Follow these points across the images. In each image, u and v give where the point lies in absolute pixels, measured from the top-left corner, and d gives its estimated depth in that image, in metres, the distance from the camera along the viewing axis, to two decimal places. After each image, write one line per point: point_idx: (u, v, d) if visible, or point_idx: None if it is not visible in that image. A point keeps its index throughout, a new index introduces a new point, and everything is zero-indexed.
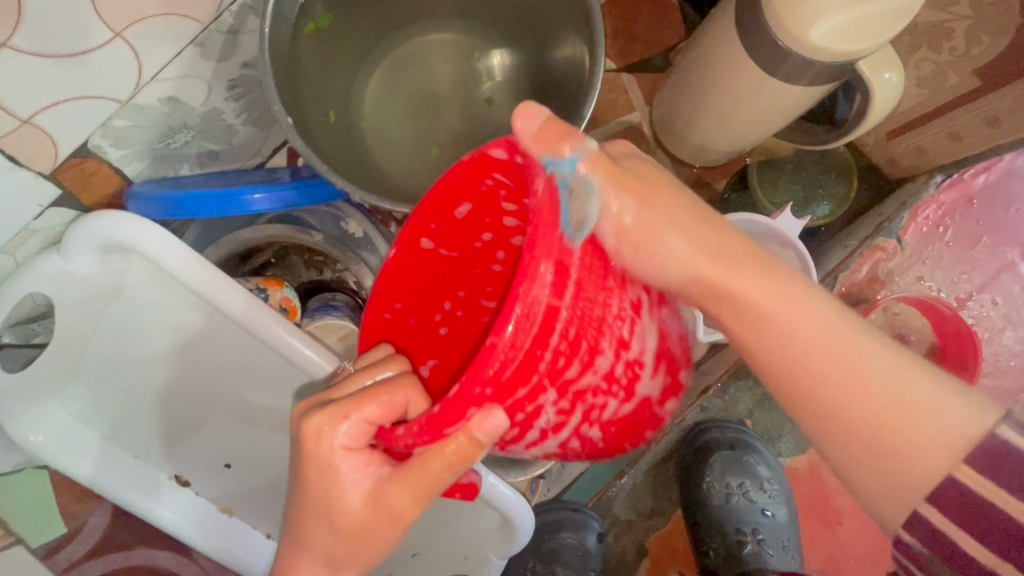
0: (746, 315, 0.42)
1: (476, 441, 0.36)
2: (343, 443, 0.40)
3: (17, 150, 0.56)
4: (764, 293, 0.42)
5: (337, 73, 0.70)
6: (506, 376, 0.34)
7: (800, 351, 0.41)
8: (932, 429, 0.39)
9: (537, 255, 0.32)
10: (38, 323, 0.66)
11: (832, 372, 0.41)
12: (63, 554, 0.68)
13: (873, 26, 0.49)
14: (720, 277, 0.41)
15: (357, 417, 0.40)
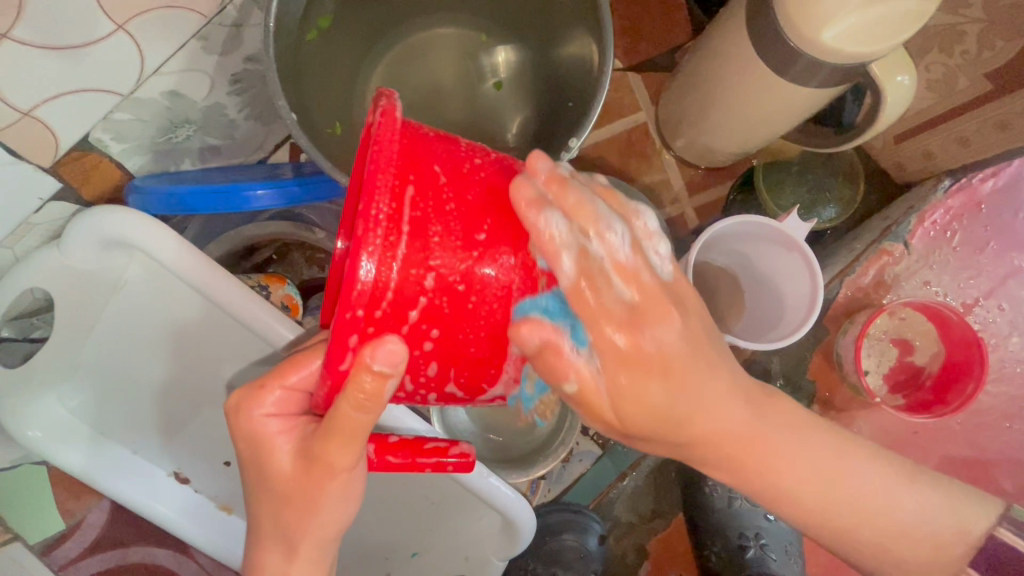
0: (740, 448, 0.47)
1: (381, 374, 0.36)
2: (269, 411, 0.42)
3: (17, 143, 0.56)
4: (756, 422, 0.47)
5: (341, 68, 0.69)
6: (383, 289, 0.35)
7: (783, 492, 0.48)
8: (911, 527, 0.49)
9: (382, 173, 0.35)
10: (36, 318, 0.66)
11: (814, 487, 0.48)
12: (61, 551, 0.68)
13: (888, 27, 0.49)
14: (700, 406, 0.44)
15: (274, 385, 0.42)
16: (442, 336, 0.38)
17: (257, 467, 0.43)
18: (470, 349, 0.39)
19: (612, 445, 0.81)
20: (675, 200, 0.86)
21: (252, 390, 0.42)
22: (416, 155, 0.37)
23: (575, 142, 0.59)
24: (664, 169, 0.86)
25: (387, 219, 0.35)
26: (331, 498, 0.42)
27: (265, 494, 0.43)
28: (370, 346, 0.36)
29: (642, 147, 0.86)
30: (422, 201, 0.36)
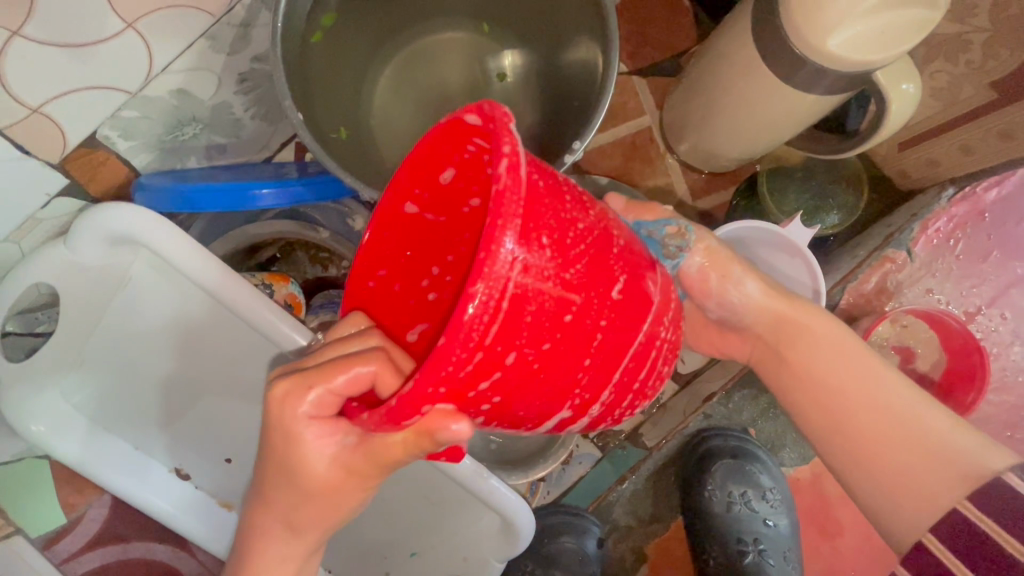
0: (771, 325, 0.55)
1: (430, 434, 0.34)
2: (308, 413, 0.38)
3: (26, 139, 0.56)
4: (794, 314, 0.54)
5: (348, 68, 0.69)
6: (486, 330, 0.31)
7: (811, 377, 0.53)
8: (930, 448, 0.47)
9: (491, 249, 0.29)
10: (40, 313, 0.67)
11: (836, 379, 0.52)
12: (62, 546, 0.67)
13: (893, 36, 0.49)
14: (785, 316, 0.54)
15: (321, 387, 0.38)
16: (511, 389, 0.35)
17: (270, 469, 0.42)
18: (520, 412, 0.38)
19: (611, 447, 0.82)
20: (678, 204, 0.86)
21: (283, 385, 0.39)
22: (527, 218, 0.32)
23: (580, 145, 0.59)
24: (667, 173, 0.86)
25: (491, 300, 0.30)
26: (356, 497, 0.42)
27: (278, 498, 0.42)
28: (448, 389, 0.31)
29: (646, 151, 0.86)
30: (533, 243, 0.32)
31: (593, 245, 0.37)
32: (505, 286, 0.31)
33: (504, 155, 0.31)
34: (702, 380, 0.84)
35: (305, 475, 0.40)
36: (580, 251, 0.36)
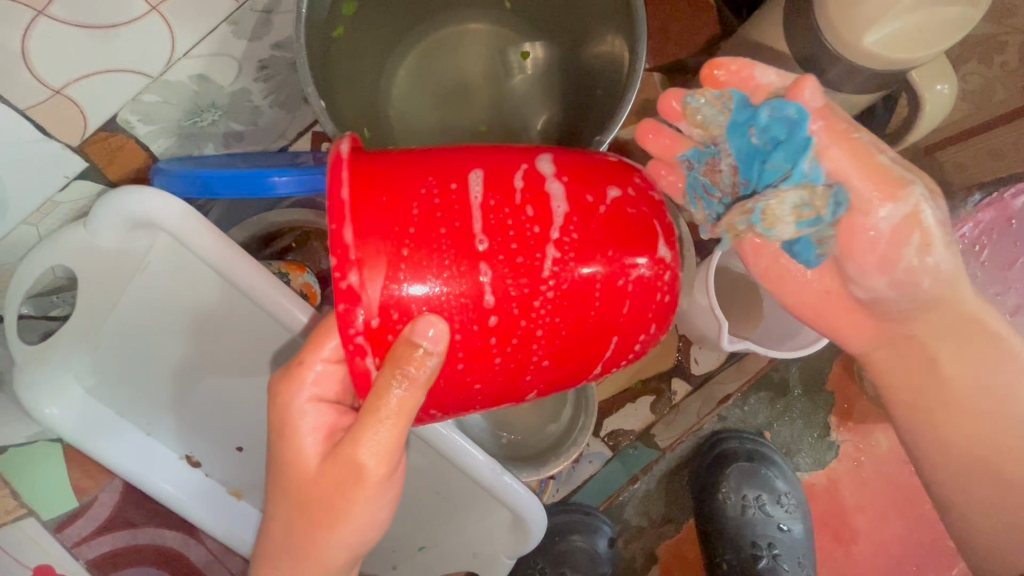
0: (938, 352, 0.49)
1: (404, 402, 0.40)
2: (313, 395, 0.44)
3: (47, 121, 0.56)
4: (966, 336, 0.48)
5: (369, 58, 0.69)
6: (390, 313, 0.39)
7: (966, 407, 0.50)
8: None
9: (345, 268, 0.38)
10: (57, 296, 0.67)
11: (991, 411, 0.49)
12: (73, 529, 0.67)
13: (931, 35, 0.48)
14: (945, 354, 0.49)
15: (316, 361, 0.44)
16: (473, 392, 0.42)
17: (276, 462, 0.44)
18: (509, 363, 0.41)
19: (623, 447, 0.81)
20: None
21: (275, 381, 0.45)
22: (391, 219, 0.39)
23: (605, 140, 0.58)
24: None
25: (376, 296, 0.38)
26: (346, 498, 0.43)
27: (279, 497, 0.45)
28: (381, 410, 0.40)
29: None
30: (417, 235, 0.39)
31: (526, 277, 0.40)
32: (395, 270, 0.38)
33: (343, 266, 0.38)
34: (714, 383, 0.82)
35: (361, 452, 0.41)
36: (501, 287, 0.39)
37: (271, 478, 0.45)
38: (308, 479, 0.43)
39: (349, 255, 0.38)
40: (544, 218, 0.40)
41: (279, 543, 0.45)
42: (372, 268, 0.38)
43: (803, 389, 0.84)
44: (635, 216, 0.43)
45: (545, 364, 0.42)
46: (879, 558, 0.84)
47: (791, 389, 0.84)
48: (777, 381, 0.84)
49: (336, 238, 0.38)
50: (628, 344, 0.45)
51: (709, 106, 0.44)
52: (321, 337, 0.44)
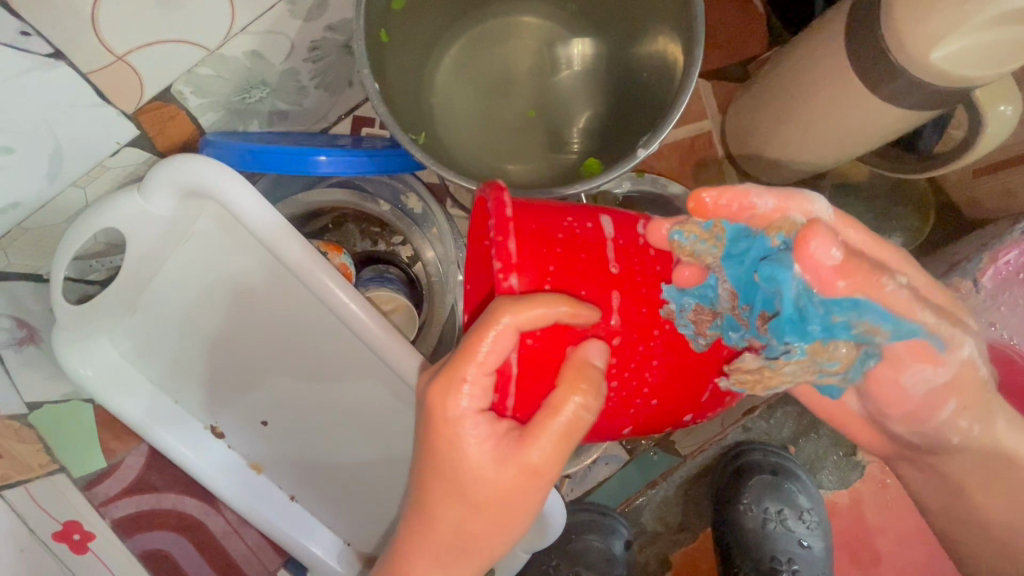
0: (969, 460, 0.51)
1: (582, 407, 0.40)
2: (475, 408, 0.40)
3: (107, 87, 0.57)
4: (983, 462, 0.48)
5: (417, 45, 0.69)
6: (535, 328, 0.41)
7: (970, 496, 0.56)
8: None
9: (506, 275, 0.40)
10: (96, 261, 0.68)
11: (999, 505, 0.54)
12: (102, 487, 0.68)
13: (1003, 54, 0.47)
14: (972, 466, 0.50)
15: (472, 377, 0.39)
16: None
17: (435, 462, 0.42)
18: (621, 392, 0.46)
19: (640, 451, 0.81)
20: None
21: (432, 390, 0.40)
22: (541, 236, 0.43)
23: (655, 139, 0.57)
24: (723, 179, 0.86)
25: None
26: (512, 495, 0.42)
27: (443, 488, 0.42)
28: (550, 417, 0.40)
29: (704, 156, 0.86)
30: (563, 260, 0.43)
31: (649, 312, 0.46)
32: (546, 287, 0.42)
33: (505, 270, 0.40)
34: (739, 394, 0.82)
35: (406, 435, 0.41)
36: (629, 317, 0.45)
37: (433, 469, 0.42)
38: (479, 474, 0.41)
39: (512, 263, 0.40)
40: (663, 259, 0.47)
41: (445, 532, 0.44)
42: (529, 279, 0.41)
43: None
44: None
45: (654, 399, 0.47)
46: None
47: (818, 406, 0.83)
48: None
49: (499, 248, 0.40)
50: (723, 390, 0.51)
51: (703, 241, 0.45)
52: (472, 350, 0.39)
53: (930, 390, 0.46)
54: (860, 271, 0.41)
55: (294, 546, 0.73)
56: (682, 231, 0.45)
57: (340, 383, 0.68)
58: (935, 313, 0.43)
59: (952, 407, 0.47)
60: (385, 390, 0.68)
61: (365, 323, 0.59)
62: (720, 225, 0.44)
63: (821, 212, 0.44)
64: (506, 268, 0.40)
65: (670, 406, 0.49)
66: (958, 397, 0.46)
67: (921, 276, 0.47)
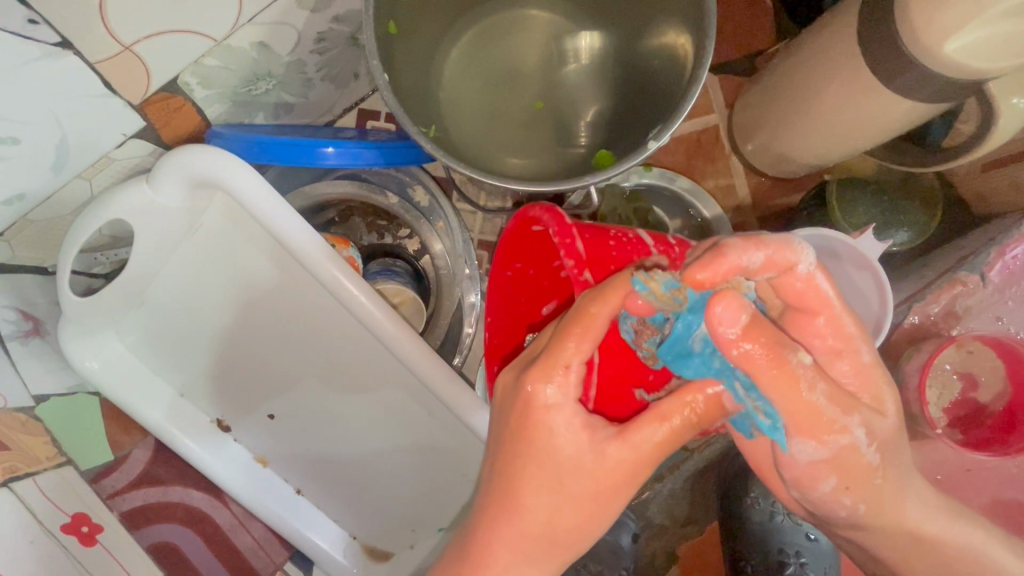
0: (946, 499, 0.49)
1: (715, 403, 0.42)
2: (573, 399, 0.42)
3: (113, 78, 0.56)
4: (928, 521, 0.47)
5: (425, 37, 0.68)
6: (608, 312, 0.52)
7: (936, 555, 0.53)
8: None
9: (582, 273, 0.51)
10: (101, 254, 0.68)
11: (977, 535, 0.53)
12: (109, 481, 0.67)
13: (1019, 46, 0.47)
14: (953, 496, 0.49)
15: (576, 366, 0.41)
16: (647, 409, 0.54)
17: (511, 453, 0.44)
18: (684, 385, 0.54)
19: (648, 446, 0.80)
20: (738, 207, 0.86)
21: (532, 375, 0.42)
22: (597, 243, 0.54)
23: (666, 131, 0.56)
24: (730, 174, 0.86)
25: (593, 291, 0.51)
26: (608, 488, 0.43)
27: (538, 478, 0.43)
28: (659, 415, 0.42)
29: (710, 151, 0.86)
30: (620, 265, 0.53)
31: None
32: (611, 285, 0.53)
33: (579, 266, 0.51)
34: None
35: None
36: None
37: (522, 454, 0.43)
38: (572, 465, 0.42)
39: (580, 260, 0.52)
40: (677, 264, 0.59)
41: (532, 528, 0.43)
42: (596, 275, 0.52)
43: None
44: None
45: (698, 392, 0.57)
46: None
47: None
48: None
49: (570, 249, 0.52)
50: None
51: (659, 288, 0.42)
52: (563, 339, 0.41)
53: (811, 461, 0.42)
54: (769, 346, 0.38)
55: (300, 540, 0.72)
56: (647, 286, 0.41)
57: (348, 376, 0.68)
58: (827, 398, 0.39)
59: (832, 483, 0.43)
60: (392, 383, 0.67)
61: (374, 315, 0.59)
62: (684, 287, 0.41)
63: (804, 263, 0.38)
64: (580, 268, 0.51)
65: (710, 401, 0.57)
66: (840, 476, 0.42)
67: (855, 357, 0.42)
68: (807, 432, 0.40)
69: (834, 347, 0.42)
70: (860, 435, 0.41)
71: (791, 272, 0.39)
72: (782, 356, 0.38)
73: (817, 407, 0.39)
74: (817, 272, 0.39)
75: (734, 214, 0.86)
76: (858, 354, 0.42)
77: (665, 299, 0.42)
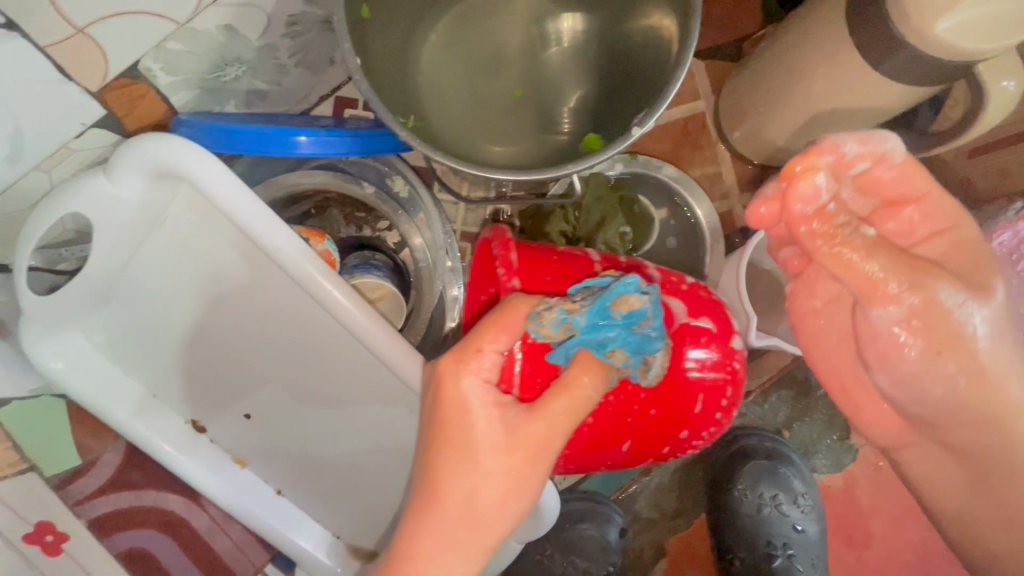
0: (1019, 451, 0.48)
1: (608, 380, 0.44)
2: (484, 377, 0.43)
3: (66, 61, 0.53)
4: None
5: (402, 20, 0.65)
6: None
7: None
8: None
9: (510, 276, 0.56)
10: (67, 249, 0.65)
11: None
12: (78, 486, 0.66)
13: (1010, 25, 0.46)
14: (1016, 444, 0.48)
15: (488, 349, 0.43)
16: (589, 419, 0.59)
17: (440, 446, 0.42)
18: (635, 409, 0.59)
19: None
20: (725, 195, 0.85)
21: (444, 363, 0.44)
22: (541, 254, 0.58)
23: (650, 117, 0.55)
24: (717, 161, 0.84)
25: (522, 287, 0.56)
26: (525, 472, 0.42)
27: (451, 462, 0.41)
28: (559, 398, 0.42)
29: (697, 138, 0.84)
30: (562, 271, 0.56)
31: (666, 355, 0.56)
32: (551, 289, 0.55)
33: (508, 273, 0.56)
34: None
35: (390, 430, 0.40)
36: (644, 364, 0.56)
37: (442, 441, 0.42)
38: (495, 447, 0.41)
39: (509, 268, 0.56)
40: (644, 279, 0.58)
41: (455, 517, 0.41)
42: (527, 283, 0.56)
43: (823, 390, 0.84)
44: (705, 296, 0.58)
45: (650, 406, 0.59)
46: (888, 568, 0.83)
47: (813, 390, 0.84)
48: (798, 381, 0.83)
49: (502, 259, 0.57)
50: (710, 406, 0.59)
51: (548, 325, 0.43)
52: (480, 335, 0.44)
53: (892, 323, 0.45)
54: (828, 223, 0.41)
55: (283, 542, 0.71)
56: (539, 330, 0.44)
57: (327, 375, 0.66)
58: (891, 260, 0.43)
59: (921, 348, 0.45)
60: (372, 380, 0.65)
61: (349, 310, 0.56)
62: (574, 314, 0.43)
63: (897, 152, 0.45)
64: (510, 273, 0.56)
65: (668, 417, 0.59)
66: (932, 338, 0.44)
67: (955, 235, 0.48)
68: (879, 296, 0.43)
69: (926, 231, 0.48)
70: (944, 290, 0.43)
71: (882, 161, 0.45)
72: (840, 232, 0.42)
73: (881, 273, 0.42)
74: (907, 162, 0.46)
75: (721, 203, 0.85)
76: (958, 230, 0.48)
77: (556, 334, 0.44)
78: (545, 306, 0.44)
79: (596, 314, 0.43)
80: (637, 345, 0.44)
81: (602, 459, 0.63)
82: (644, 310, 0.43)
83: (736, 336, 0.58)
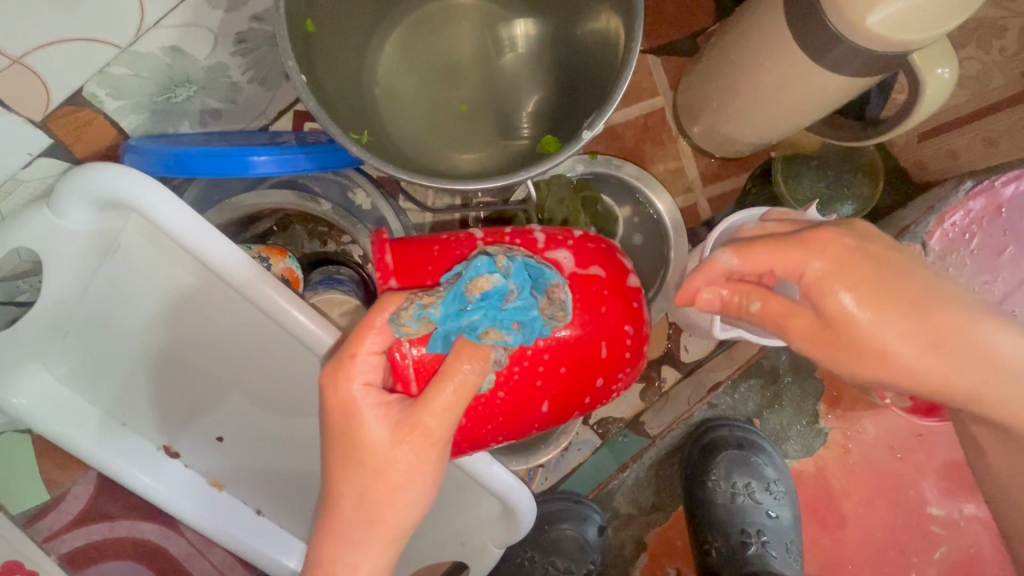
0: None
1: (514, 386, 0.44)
2: (363, 381, 0.43)
3: (4, 93, 0.52)
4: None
5: (352, 32, 0.65)
6: None
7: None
8: None
9: (387, 279, 0.52)
10: (24, 280, 0.64)
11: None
12: (49, 520, 0.68)
13: (936, 17, 0.47)
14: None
15: (364, 353, 0.44)
16: (495, 394, 0.51)
17: (386, 464, 0.43)
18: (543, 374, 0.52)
19: (612, 435, 0.82)
20: (688, 189, 0.86)
21: (324, 372, 0.44)
22: (422, 245, 0.54)
23: (599, 119, 0.55)
24: (678, 156, 0.85)
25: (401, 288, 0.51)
26: (441, 453, 0.44)
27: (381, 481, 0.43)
28: (442, 385, 0.42)
29: (657, 134, 0.85)
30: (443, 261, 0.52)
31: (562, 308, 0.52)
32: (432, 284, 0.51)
33: (384, 276, 0.52)
34: (704, 370, 0.84)
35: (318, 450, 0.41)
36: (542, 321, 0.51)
37: (388, 463, 0.42)
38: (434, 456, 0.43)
39: (385, 270, 0.52)
40: (529, 243, 0.55)
41: (388, 525, 0.43)
42: (406, 282, 0.52)
43: (793, 374, 0.85)
44: (595, 249, 0.56)
45: (560, 365, 0.52)
46: (865, 545, 0.86)
47: (782, 377, 0.85)
48: (768, 368, 0.85)
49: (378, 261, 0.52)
50: (618, 349, 0.55)
51: (411, 323, 0.44)
52: (357, 340, 0.44)
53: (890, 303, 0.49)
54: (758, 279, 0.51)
55: (266, 562, 0.71)
56: (403, 330, 0.44)
57: (295, 394, 0.66)
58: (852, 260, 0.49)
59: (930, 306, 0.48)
60: None
61: (307, 328, 0.56)
62: (431, 306, 0.44)
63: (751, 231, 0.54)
64: (386, 275, 0.52)
65: (580, 371, 0.54)
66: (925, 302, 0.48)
67: None
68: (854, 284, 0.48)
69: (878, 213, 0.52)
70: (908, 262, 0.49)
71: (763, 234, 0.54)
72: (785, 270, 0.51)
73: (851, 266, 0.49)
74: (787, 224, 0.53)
75: (685, 197, 0.86)
76: None
77: (420, 330, 0.45)
78: (406, 304, 0.44)
79: (452, 302, 0.43)
80: (506, 320, 0.44)
81: (524, 428, 0.55)
82: (499, 288, 0.43)
83: (631, 275, 0.58)
